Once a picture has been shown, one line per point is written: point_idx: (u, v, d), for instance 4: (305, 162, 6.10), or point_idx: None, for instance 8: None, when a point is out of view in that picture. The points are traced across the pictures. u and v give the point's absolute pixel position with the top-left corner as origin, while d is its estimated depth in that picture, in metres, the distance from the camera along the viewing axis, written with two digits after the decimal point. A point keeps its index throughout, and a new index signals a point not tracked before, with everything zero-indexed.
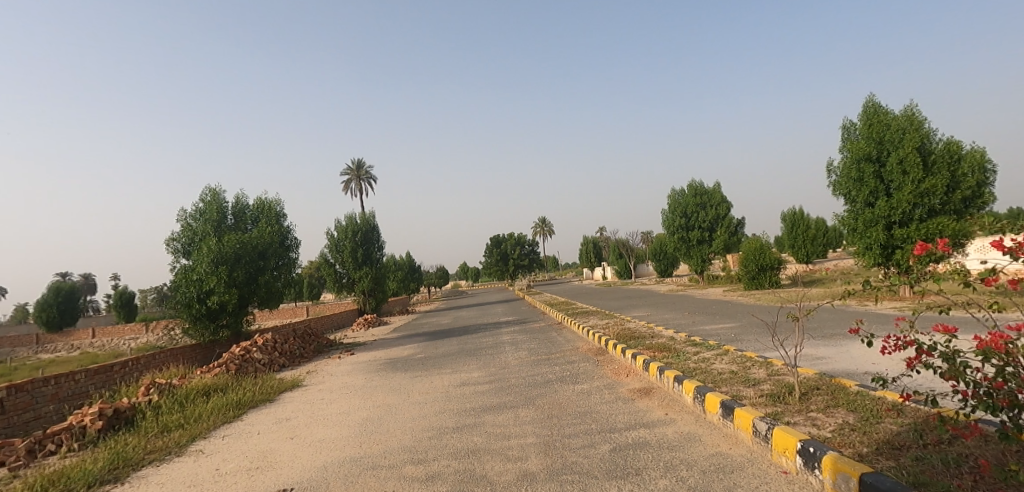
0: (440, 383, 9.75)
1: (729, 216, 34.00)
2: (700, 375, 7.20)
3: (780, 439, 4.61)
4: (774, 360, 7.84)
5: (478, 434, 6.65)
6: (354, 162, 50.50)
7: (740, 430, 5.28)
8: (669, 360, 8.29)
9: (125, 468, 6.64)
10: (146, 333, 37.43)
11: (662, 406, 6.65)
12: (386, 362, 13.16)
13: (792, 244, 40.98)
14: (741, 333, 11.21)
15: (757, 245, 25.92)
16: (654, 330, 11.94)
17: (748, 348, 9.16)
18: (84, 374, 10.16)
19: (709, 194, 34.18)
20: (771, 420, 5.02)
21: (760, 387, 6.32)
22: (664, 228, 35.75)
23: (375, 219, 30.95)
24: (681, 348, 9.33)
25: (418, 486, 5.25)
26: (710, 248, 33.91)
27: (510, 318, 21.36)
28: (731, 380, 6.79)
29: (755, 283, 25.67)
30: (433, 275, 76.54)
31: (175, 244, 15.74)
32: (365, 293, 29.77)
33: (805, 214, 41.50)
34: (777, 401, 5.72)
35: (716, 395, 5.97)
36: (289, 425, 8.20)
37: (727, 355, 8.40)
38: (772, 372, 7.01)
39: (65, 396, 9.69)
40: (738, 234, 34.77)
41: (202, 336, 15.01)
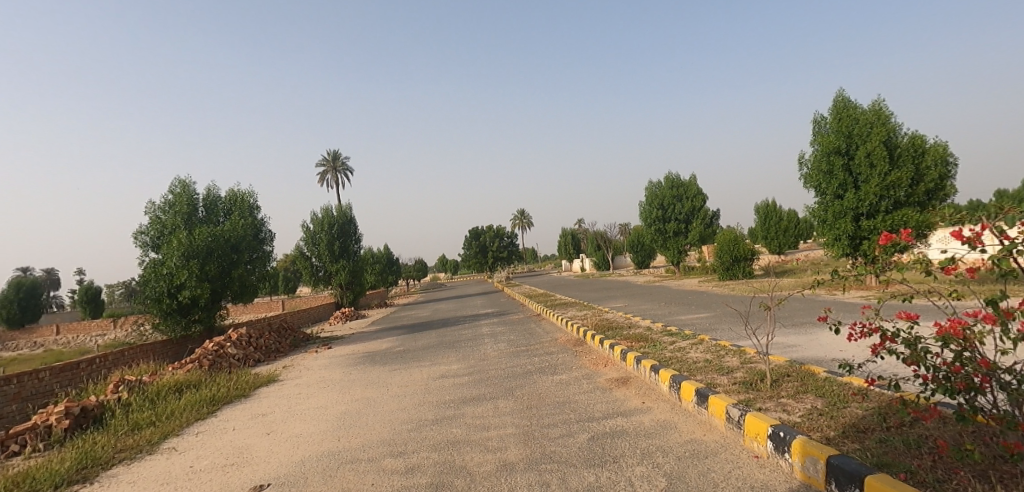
0: (419, 376, 9.71)
1: (705, 208, 34.41)
2: (676, 364, 7.30)
3: (752, 424, 4.71)
4: (747, 349, 7.98)
5: (457, 426, 6.68)
6: (328, 153, 49.75)
7: (714, 417, 5.38)
8: (646, 350, 8.39)
9: (94, 467, 6.53)
10: (116, 328, 36.81)
11: (638, 395, 6.74)
12: (364, 355, 13.13)
13: (766, 235, 41.81)
14: (716, 322, 11.41)
15: (731, 236, 26.28)
16: (632, 321, 12.06)
17: (723, 337, 9.32)
18: (49, 372, 9.96)
19: (685, 186, 34.64)
20: (743, 406, 5.13)
21: (733, 375, 6.44)
22: (641, 220, 35.99)
23: (352, 211, 30.63)
24: (658, 338, 9.45)
25: (397, 478, 5.27)
26: (686, 239, 34.41)
27: (489, 311, 21.33)
28: (705, 368, 6.91)
29: (729, 274, 26.07)
30: (411, 268, 76.25)
31: (143, 238, 15.40)
32: (343, 286, 29.59)
33: (779, 206, 42.16)
34: (749, 388, 5.85)
35: (691, 383, 6.07)
36: (265, 420, 8.15)
37: (702, 345, 8.53)
38: (745, 360, 7.16)
39: (28, 395, 9.47)
40: (713, 226, 35.26)
41: (173, 332, 14.76)
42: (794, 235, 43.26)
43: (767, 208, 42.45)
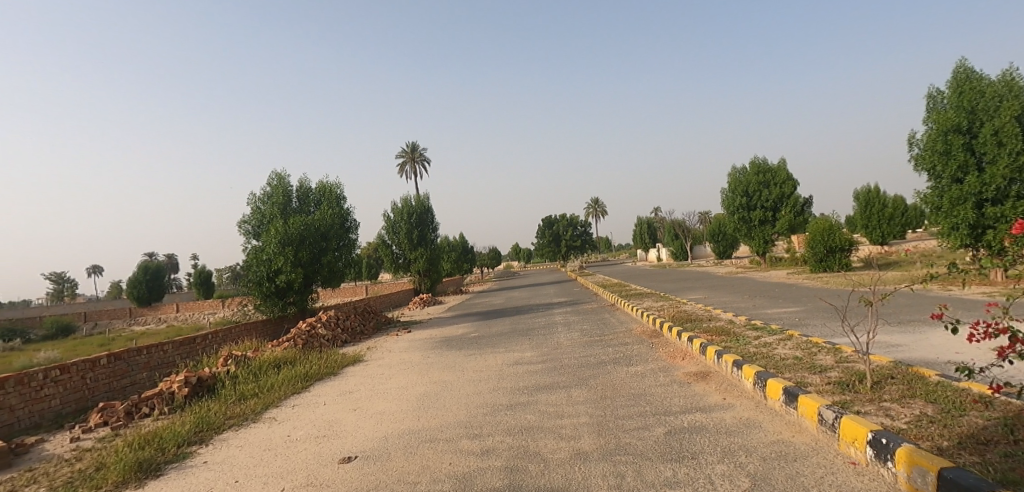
0: (494, 361, 9.82)
1: (795, 194, 32.59)
2: (761, 360, 6.97)
3: (849, 429, 4.43)
4: (843, 346, 7.50)
5: (531, 412, 6.70)
6: (407, 144, 51.04)
7: (804, 418, 5.10)
8: (727, 345, 8.08)
9: (208, 431, 7.15)
10: (222, 308, 39.95)
11: (719, 391, 6.49)
12: (442, 340, 13.43)
13: (866, 224, 39.23)
14: (808, 317, 10.80)
15: (825, 225, 24.83)
16: (712, 314, 11.64)
17: (816, 334, 8.82)
18: (171, 345, 10.98)
19: (773, 172, 33.00)
20: (839, 409, 4.82)
21: (828, 375, 6.07)
22: (725, 208, 34.70)
23: (430, 200, 31.31)
24: (741, 332, 9.08)
25: (475, 460, 5.40)
26: (773, 228, 32.81)
27: (563, 300, 21.28)
28: (794, 366, 6.57)
29: (823, 265, 24.64)
30: (485, 256, 77.37)
31: (246, 227, 16.62)
32: (420, 273, 30.42)
33: (882, 192, 39.34)
34: (846, 389, 5.49)
35: (779, 381, 5.78)
36: (351, 397, 8.51)
37: (791, 341, 8.12)
38: (841, 359, 6.74)
39: (156, 364, 10.52)
40: (804, 214, 33.38)
41: (272, 312, 15.66)
42: (898, 224, 40.22)
43: (868, 194, 39.81)
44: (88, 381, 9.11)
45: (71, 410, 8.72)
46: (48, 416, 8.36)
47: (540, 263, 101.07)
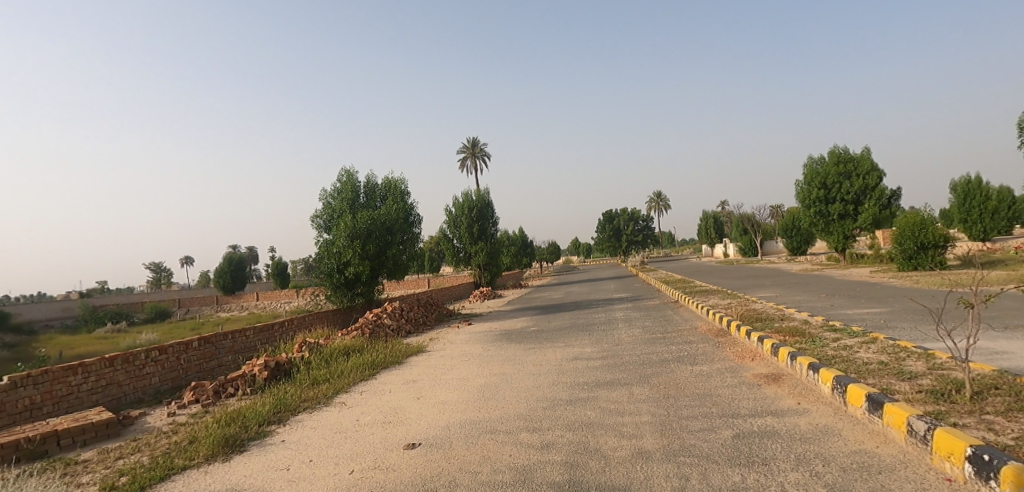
0: (554, 355, 9.79)
1: (881, 186, 30.71)
2: (841, 364, 6.61)
3: (944, 442, 4.12)
4: (936, 352, 7.00)
5: (592, 408, 6.63)
6: (467, 139, 51.55)
7: (891, 428, 4.78)
8: (802, 346, 7.71)
9: (286, 412, 7.71)
10: (295, 298, 41.88)
11: (794, 394, 6.20)
12: (501, 333, 13.51)
13: (965, 218, 36.51)
14: (894, 319, 10.13)
15: (916, 220, 23.37)
16: (784, 313, 11.14)
17: (904, 337, 8.27)
18: (252, 331, 11.95)
19: (856, 162, 31.29)
20: (932, 419, 4.49)
21: (918, 382, 5.67)
22: (801, 201, 33.29)
23: (490, 195, 31.53)
24: (818, 333, 8.65)
25: (535, 454, 5.44)
26: (855, 223, 31.12)
27: (624, 296, 20.97)
28: (879, 372, 6.17)
29: (912, 263, 23.20)
30: (545, 251, 77.31)
31: (318, 221, 17.28)
32: (481, 267, 30.73)
33: (984, 184, 36.40)
34: (940, 399, 5.11)
35: (861, 387, 5.45)
36: (415, 386, 8.71)
37: (875, 344, 7.65)
38: (934, 366, 6.27)
39: (239, 348, 11.56)
40: (891, 208, 31.40)
41: (341, 302, 16.36)
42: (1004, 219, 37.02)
43: (967, 186, 36.99)
44: (182, 361, 10.20)
45: (167, 386, 9.80)
46: (149, 392, 9.47)
47: (600, 257, 100.12)
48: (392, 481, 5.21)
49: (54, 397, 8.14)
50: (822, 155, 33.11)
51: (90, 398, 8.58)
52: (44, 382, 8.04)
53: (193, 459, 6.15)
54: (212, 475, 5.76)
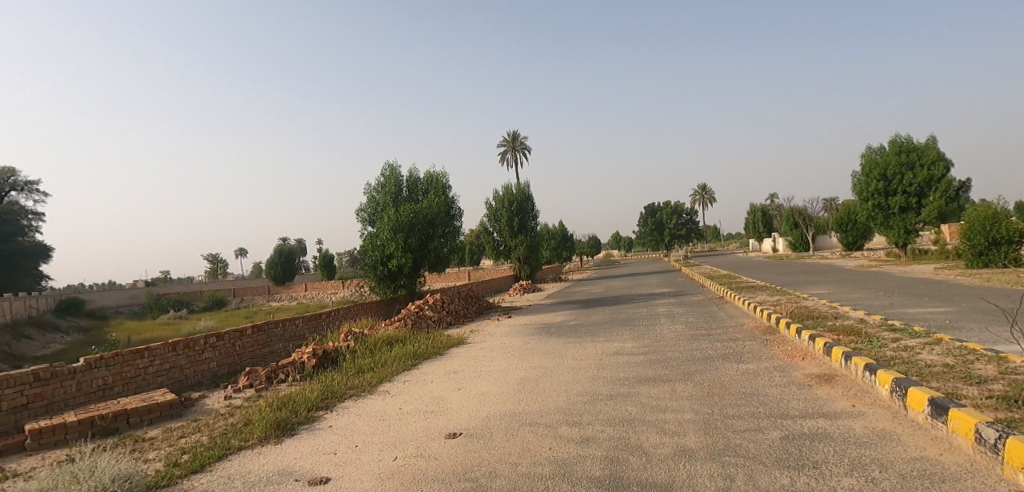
0: (594, 350, 9.70)
1: (948, 177, 29.21)
2: (902, 366, 6.31)
3: (1017, 452, 3.88)
4: (1007, 355, 6.60)
5: (633, 404, 6.54)
6: (508, 133, 51.52)
7: (957, 435, 4.54)
8: (858, 346, 7.41)
9: (333, 398, 7.90)
10: (341, 289, 42.85)
11: (849, 396, 5.96)
12: (541, 326, 13.47)
13: None
14: (959, 320, 9.60)
15: (988, 214, 22.19)
16: (838, 311, 10.72)
17: (970, 339, 7.83)
18: (301, 320, 12.33)
19: (921, 152, 29.85)
20: (1003, 427, 4.24)
21: (988, 388, 5.36)
22: (858, 193, 32.05)
23: (530, 188, 31.43)
24: (875, 333, 8.29)
25: (575, 449, 5.41)
26: (918, 216, 29.74)
27: (667, 291, 20.61)
28: (944, 375, 5.87)
29: (982, 259, 22.01)
30: (586, 245, 76.73)
31: (363, 214, 17.62)
32: (521, 260, 30.72)
33: None
34: (1012, 406, 4.81)
35: (924, 391, 5.19)
36: (456, 377, 8.78)
37: (938, 345, 7.28)
38: (1005, 370, 5.92)
39: (289, 336, 11.93)
40: (959, 200, 29.88)
41: (385, 294, 16.64)
42: None
43: None
44: (237, 348, 10.60)
45: (224, 371, 10.21)
46: (208, 376, 9.88)
47: (642, 251, 98.79)
48: (433, 470, 5.29)
49: (125, 378, 8.57)
50: (884, 146, 31.81)
51: (156, 380, 9.01)
52: (116, 363, 8.48)
53: (247, 440, 6.39)
54: (264, 456, 5.99)
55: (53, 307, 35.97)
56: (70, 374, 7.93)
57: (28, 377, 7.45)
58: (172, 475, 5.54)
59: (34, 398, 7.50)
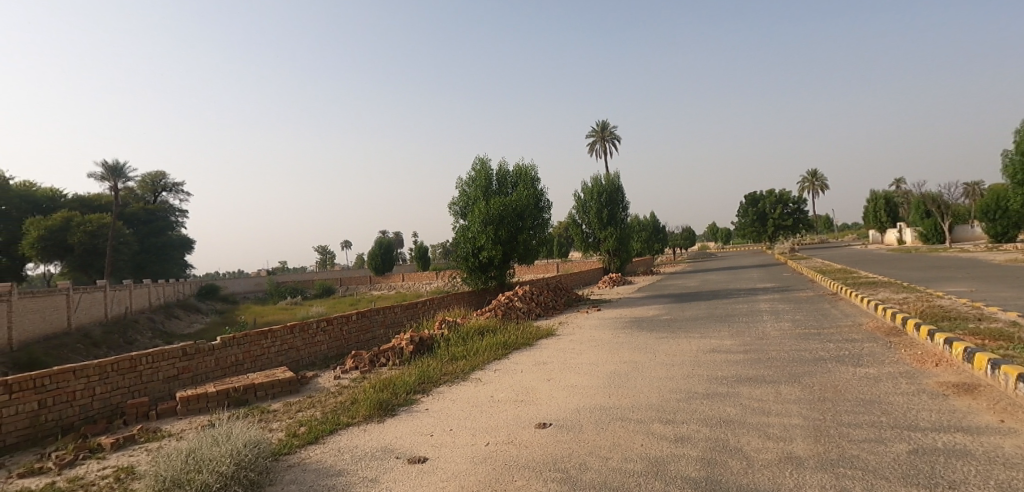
0: (689, 346, 9.30)
1: None
2: None
3: None
4: None
5: (732, 404, 6.18)
6: (597, 123, 50.75)
7: None
8: (1007, 354, 6.55)
9: (429, 383, 8.11)
10: (435, 279, 44.25)
11: (995, 411, 5.27)
12: (633, 320, 13.12)
13: None
14: None
15: None
16: (980, 313, 9.55)
17: None
18: (400, 307, 12.80)
19: None
20: None
21: None
22: (1011, 176, 28.72)
23: (621, 179, 30.75)
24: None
25: (669, 447, 5.20)
26: None
27: (771, 285, 19.40)
28: None
29: None
30: (681, 237, 74.21)
31: (455, 208, 18.03)
32: (611, 252, 30.19)
33: None
34: None
35: None
36: (545, 368, 8.72)
37: None
38: None
39: (389, 323, 12.42)
40: None
41: (476, 284, 17.04)
42: None
43: None
44: (345, 332, 11.18)
45: (333, 353, 10.80)
46: (320, 357, 10.49)
47: (744, 243, 94.05)
48: (525, 457, 5.28)
49: (253, 356, 9.29)
50: None
51: (277, 358, 9.68)
52: (245, 342, 9.20)
53: (354, 417, 6.71)
54: (369, 433, 6.28)
55: (194, 292, 40.00)
56: (209, 351, 8.70)
57: (178, 352, 8.28)
58: (292, 445, 5.95)
59: (183, 370, 8.33)
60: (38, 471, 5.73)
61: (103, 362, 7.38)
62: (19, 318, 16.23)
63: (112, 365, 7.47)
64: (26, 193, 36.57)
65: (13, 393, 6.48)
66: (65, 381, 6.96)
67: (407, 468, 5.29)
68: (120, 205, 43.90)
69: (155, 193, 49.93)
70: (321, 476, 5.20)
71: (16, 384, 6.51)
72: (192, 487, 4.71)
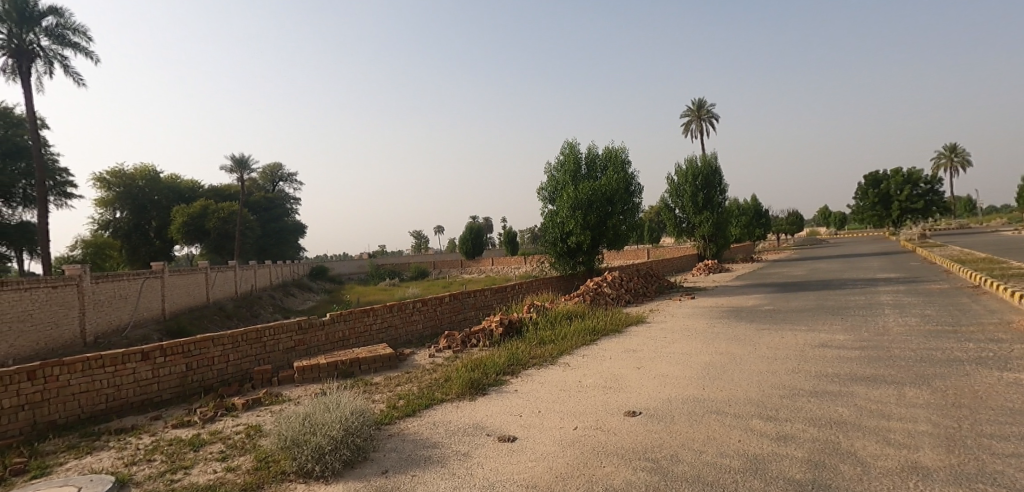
0: (795, 340, 8.64)
1: None
2: None
3: None
4: None
5: (845, 405, 5.64)
6: (693, 102, 48.54)
7: None
8: None
9: (518, 365, 8.08)
10: (524, 264, 44.47)
11: None
12: (730, 310, 12.44)
13: None
14: None
15: None
16: None
17: None
18: (490, 290, 12.87)
19: None
20: None
21: None
22: None
23: (718, 160, 29.17)
24: None
25: (770, 445, 4.83)
26: None
27: (892, 277, 17.66)
28: None
29: None
30: (786, 221, 69.71)
31: (543, 193, 17.90)
32: (706, 238, 29.02)
33: None
34: None
35: None
36: (635, 356, 8.43)
37: None
38: None
39: (480, 305, 12.54)
40: None
41: (564, 270, 16.92)
42: None
43: None
44: (438, 313, 11.40)
45: (428, 332, 11.06)
46: (416, 336, 10.77)
47: (861, 228, 86.65)
48: (614, 444, 5.09)
49: (357, 332, 9.68)
50: None
51: (378, 335, 10.04)
52: (350, 319, 9.59)
53: (448, 394, 6.79)
54: (463, 410, 6.32)
55: (306, 273, 42.63)
56: (321, 325, 9.15)
57: (294, 325, 8.77)
58: (392, 416, 6.11)
59: (299, 342, 8.81)
60: (186, 423, 6.32)
61: (236, 332, 7.99)
62: (171, 293, 17.94)
63: (241, 335, 8.04)
64: (173, 184, 40.19)
65: (165, 356, 7.21)
66: (206, 347, 7.60)
67: (497, 446, 5.27)
68: (245, 194, 47.48)
69: (274, 183, 53.69)
70: (418, 447, 5.33)
71: (168, 349, 7.24)
72: (309, 448, 4.94)
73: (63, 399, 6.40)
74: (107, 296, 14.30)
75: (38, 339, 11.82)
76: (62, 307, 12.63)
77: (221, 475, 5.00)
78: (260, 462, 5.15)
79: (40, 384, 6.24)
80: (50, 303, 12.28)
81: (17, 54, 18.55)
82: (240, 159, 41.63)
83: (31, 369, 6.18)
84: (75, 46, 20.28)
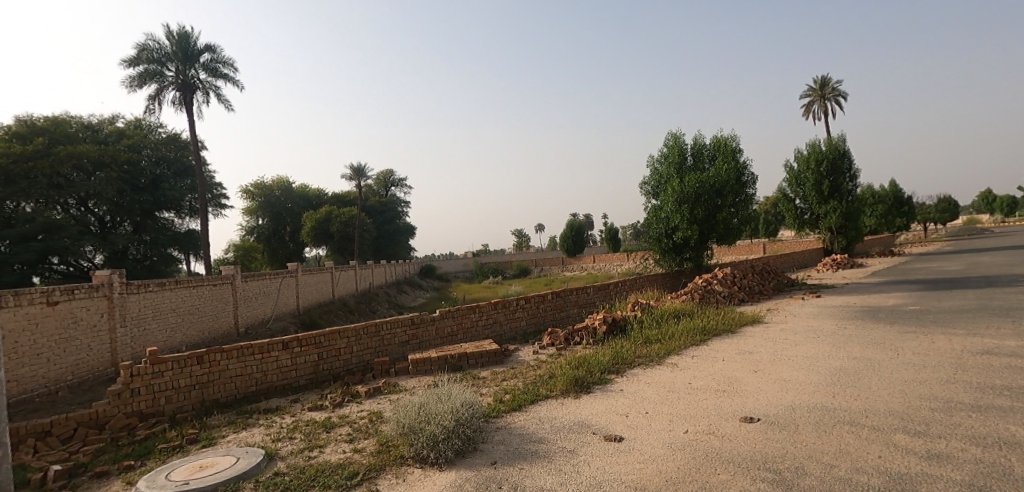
0: (947, 345, 7.53)
1: None
2: None
3: None
4: None
5: (1017, 423, 4.75)
6: (816, 80, 44.95)
7: None
8: None
9: (622, 364, 7.69)
10: (627, 261, 43.40)
11: None
12: (863, 310, 11.20)
13: None
14: None
15: None
16: None
17: None
18: (593, 287, 12.52)
19: None
20: None
21: None
22: None
23: (845, 143, 26.65)
24: None
25: (921, 463, 4.14)
26: None
27: None
28: None
29: None
30: (929, 209, 62.67)
31: (646, 187, 17.24)
32: (833, 230, 26.80)
33: None
34: None
35: None
36: (752, 358, 7.75)
37: None
38: None
39: (583, 303, 12.21)
40: None
41: (670, 266, 16.20)
42: None
43: None
44: (541, 310, 11.23)
45: (531, 329, 10.91)
46: (520, 332, 10.66)
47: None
48: (731, 451, 4.62)
49: (465, 327, 9.72)
50: None
51: (484, 331, 10.03)
52: (457, 315, 9.65)
53: (552, 391, 6.56)
54: (568, 407, 6.07)
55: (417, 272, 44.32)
56: (432, 320, 9.26)
57: (408, 320, 8.93)
58: (501, 410, 5.97)
59: (413, 337, 8.96)
60: (319, 407, 6.58)
61: (359, 325, 8.25)
62: (304, 290, 19.20)
63: (364, 329, 8.29)
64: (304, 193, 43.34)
65: (302, 346, 7.58)
66: (334, 339, 7.91)
67: (604, 446, 4.96)
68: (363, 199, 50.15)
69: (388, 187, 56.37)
70: (524, 441, 5.14)
71: (304, 340, 7.61)
72: (424, 436, 4.91)
73: (223, 381, 6.97)
74: (254, 293, 15.51)
75: (203, 330, 12.95)
76: (221, 302, 13.79)
77: (349, 455, 5.10)
78: (381, 446, 5.19)
79: (207, 367, 6.86)
80: (212, 298, 13.43)
81: (183, 88, 20.59)
82: (359, 169, 44.09)
83: (199, 354, 6.84)
84: (226, 77, 22.24)
